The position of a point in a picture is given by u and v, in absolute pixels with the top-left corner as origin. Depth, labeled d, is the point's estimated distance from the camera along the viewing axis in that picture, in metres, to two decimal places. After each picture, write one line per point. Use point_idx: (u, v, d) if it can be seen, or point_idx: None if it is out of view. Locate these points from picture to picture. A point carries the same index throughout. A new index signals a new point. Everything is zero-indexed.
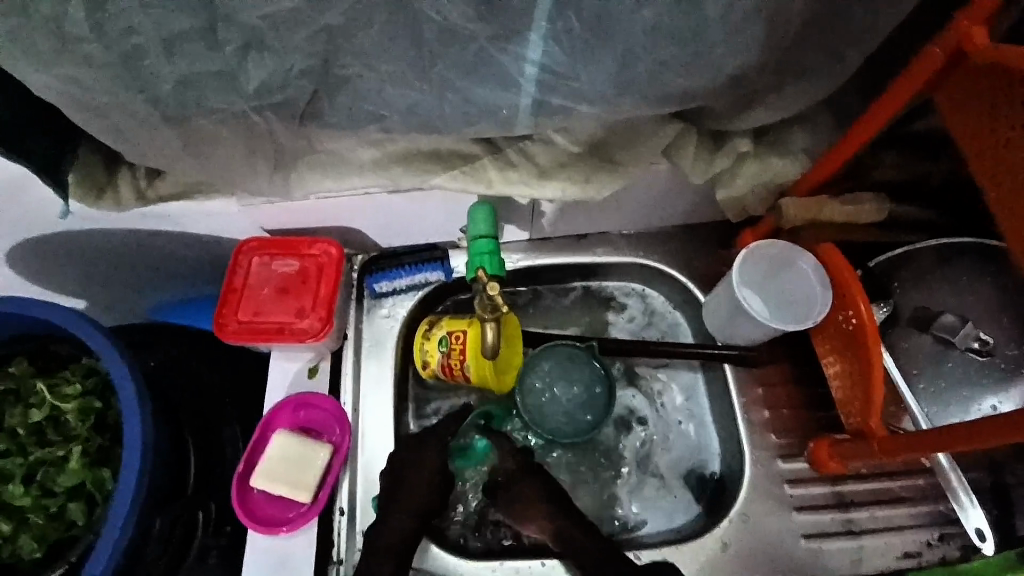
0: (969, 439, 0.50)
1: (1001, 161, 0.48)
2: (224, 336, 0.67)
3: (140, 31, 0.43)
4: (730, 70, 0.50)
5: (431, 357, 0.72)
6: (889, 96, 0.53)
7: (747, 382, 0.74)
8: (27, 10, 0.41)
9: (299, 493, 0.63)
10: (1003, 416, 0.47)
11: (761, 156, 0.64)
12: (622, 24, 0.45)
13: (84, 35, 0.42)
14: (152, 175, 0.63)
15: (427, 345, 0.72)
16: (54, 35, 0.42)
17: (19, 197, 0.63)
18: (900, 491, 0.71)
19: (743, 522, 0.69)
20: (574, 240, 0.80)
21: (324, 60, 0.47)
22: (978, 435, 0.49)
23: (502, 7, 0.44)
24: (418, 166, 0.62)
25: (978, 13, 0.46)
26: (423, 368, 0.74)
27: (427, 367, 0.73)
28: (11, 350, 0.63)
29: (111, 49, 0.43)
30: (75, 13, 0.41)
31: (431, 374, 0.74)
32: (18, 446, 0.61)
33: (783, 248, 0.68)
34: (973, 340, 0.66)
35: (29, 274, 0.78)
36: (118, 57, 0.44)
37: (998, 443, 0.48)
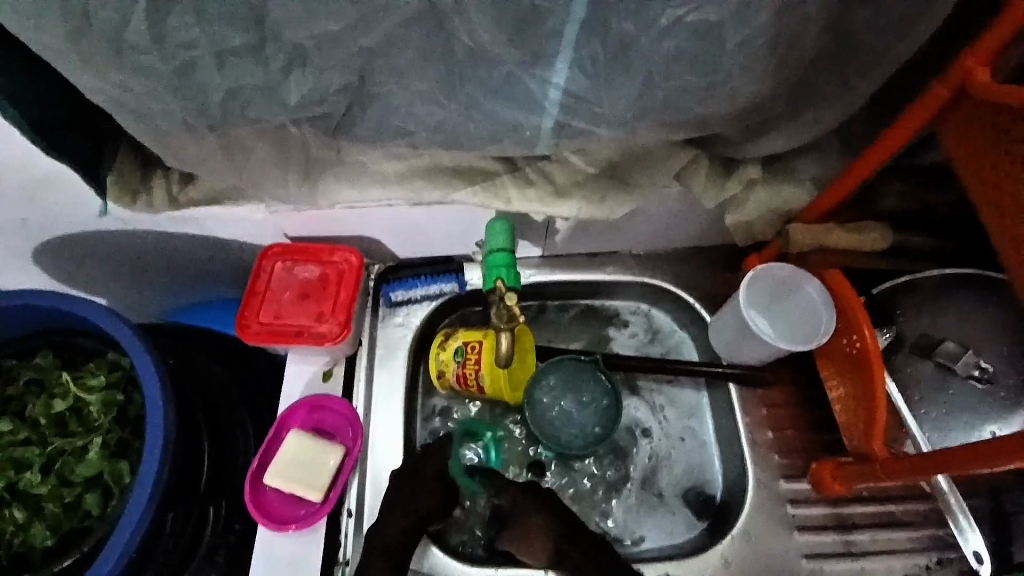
0: (968, 462, 0.52)
1: (1002, 193, 0.51)
2: (246, 338, 0.69)
3: (193, 44, 0.46)
4: (743, 99, 0.53)
5: (447, 367, 0.74)
6: (895, 130, 0.55)
7: (752, 403, 0.76)
8: (91, 21, 0.44)
9: (309, 492, 0.65)
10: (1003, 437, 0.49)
11: (769, 183, 0.67)
12: (644, 54, 0.48)
13: (140, 45, 0.45)
14: (184, 180, 0.66)
15: (443, 355, 0.75)
16: (113, 45, 0.45)
17: (57, 196, 0.65)
18: (902, 515, 0.71)
19: (745, 541, 0.70)
20: (585, 258, 0.82)
21: (361, 76, 0.50)
22: (977, 456, 0.51)
23: (532, 34, 0.47)
24: (439, 181, 0.65)
25: (983, 51, 0.48)
26: (437, 377, 0.76)
27: (442, 376, 0.75)
28: (35, 343, 0.64)
29: (164, 59, 0.46)
30: (134, 25, 0.44)
31: (445, 383, 0.76)
32: (39, 436, 0.63)
33: (788, 270, 0.70)
34: (973, 367, 0.68)
35: (57, 269, 0.80)
36: (170, 67, 0.47)
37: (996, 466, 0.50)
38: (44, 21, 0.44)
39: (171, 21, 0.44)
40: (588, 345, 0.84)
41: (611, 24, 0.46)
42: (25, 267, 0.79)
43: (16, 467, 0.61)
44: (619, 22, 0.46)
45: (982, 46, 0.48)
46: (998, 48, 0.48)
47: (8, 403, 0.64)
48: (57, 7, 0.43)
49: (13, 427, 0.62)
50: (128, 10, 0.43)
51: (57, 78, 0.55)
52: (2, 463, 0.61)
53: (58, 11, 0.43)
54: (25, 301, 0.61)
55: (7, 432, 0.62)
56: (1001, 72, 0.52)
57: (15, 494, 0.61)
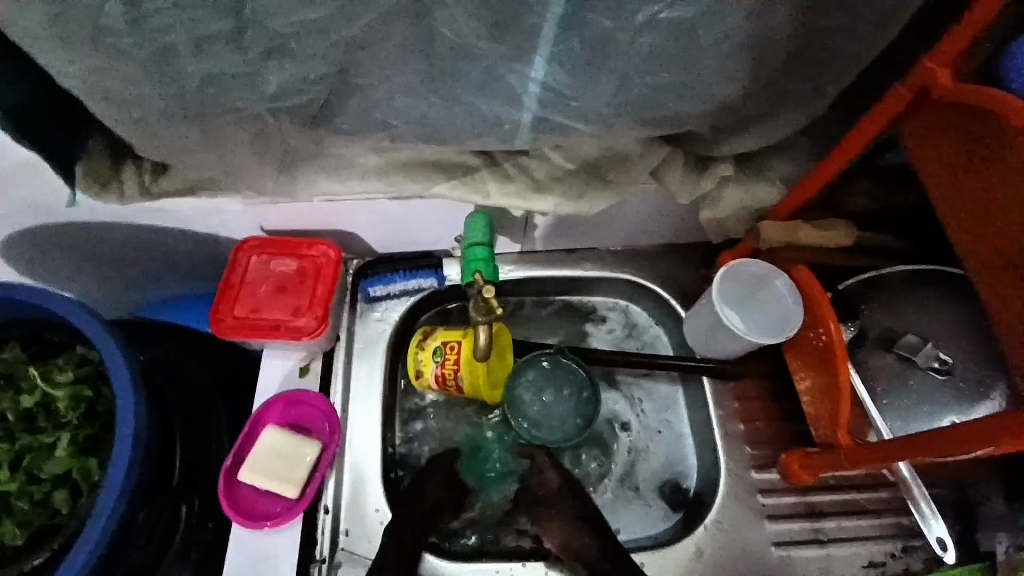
0: (940, 449, 0.53)
1: (959, 188, 0.53)
2: (220, 332, 0.67)
3: (169, 31, 0.45)
4: (716, 98, 0.55)
5: (426, 367, 0.75)
6: (863, 127, 0.57)
7: (724, 396, 0.78)
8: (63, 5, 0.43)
9: (286, 488, 0.64)
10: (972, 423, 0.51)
11: (741, 181, 0.69)
12: (620, 52, 0.49)
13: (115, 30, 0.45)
14: (157, 171, 0.65)
15: (421, 355, 0.75)
16: (86, 29, 0.45)
17: (24, 185, 0.63)
18: (867, 503, 0.74)
19: (718, 529, 0.72)
20: (564, 255, 0.83)
21: (341, 68, 0.50)
22: (948, 442, 0.53)
23: (512, 28, 0.47)
24: (419, 175, 0.66)
25: (943, 55, 0.51)
26: (416, 378, 0.76)
27: (421, 376, 0.75)
28: (2, 336, 0.62)
29: (140, 46, 0.46)
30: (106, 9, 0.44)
31: (425, 384, 0.76)
32: (7, 432, 0.61)
33: (762, 267, 0.72)
34: (933, 359, 0.70)
35: (24, 263, 0.78)
36: (145, 54, 0.46)
37: (964, 452, 0.52)
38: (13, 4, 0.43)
39: (145, 6, 0.43)
40: (565, 340, 0.85)
41: (589, 22, 0.47)
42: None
43: None
44: (597, 20, 0.47)
45: (942, 50, 0.51)
46: (958, 53, 0.50)
47: None
48: None
49: None
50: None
51: (26, 63, 0.54)
52: None
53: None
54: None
55: None
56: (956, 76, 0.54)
57: None
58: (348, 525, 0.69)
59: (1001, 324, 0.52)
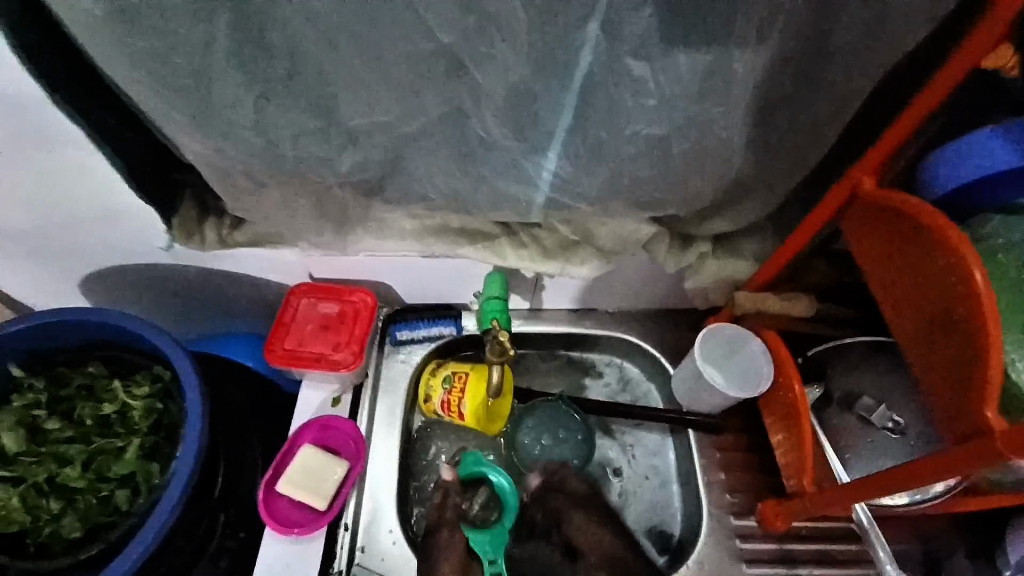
0: (901, 482, 0.61)
1: (885, 268, 0.62)
2: (270, 360, 0.79)
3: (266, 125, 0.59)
4: (690, 190, 0.68)
5: (435, 392, 0.85)
6: (814, 215, 0.70)
7: (706, 446, 0.86)
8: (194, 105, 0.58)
9: (316, 500, 0.73)
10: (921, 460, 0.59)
11: (719, 257, 0.82)
12: (614, 153, 0.63)
13: (227, 126, 0.57)
14: (234, 225, 0.80)
15: (432, 382, 0.86)
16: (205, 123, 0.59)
17: (128, 230, 0.77)
18: (836, 553, 0.80)
19: (699, 569, 0.78)
20: (567, 313, 0.96)
21: (398, 153, 0.64)
22: (904, 476, 0.60)
23: (531, 132, 0.61)
24: (449, 238, 0.80)
25: (870, 162, 0.62)
26: (425, 401, 0.86)
27: (429, 401, 0.86)
28: (87, 353, 0.73)
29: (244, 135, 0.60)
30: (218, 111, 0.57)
31: (432, 409, 0.86)
32: (82, 435, 0.70)
33: (738, 332, 0.83)
34: (886, 419, 0.78)
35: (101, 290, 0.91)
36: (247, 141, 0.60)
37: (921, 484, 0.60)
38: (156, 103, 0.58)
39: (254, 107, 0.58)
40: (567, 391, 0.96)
41: (590, 132, 0.61)
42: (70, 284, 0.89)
43: (58, 462, 0.68)
44: (597, 131, 0.61)
45: (867, 159, 0.63)
46: (882, 159, 0.61)
47: (59, 404, 0.71)
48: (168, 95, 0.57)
49: (61, 425, 0.69)
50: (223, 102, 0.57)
51: (151, 137, 0.69)
52: (47, 457, 0.67)
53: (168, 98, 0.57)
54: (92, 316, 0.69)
55: (55, 429, 0.69)
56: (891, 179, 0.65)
57: (52, 486, 0.67)
58: (364, 542, 0.77)
59: (925, 391, 0.58)
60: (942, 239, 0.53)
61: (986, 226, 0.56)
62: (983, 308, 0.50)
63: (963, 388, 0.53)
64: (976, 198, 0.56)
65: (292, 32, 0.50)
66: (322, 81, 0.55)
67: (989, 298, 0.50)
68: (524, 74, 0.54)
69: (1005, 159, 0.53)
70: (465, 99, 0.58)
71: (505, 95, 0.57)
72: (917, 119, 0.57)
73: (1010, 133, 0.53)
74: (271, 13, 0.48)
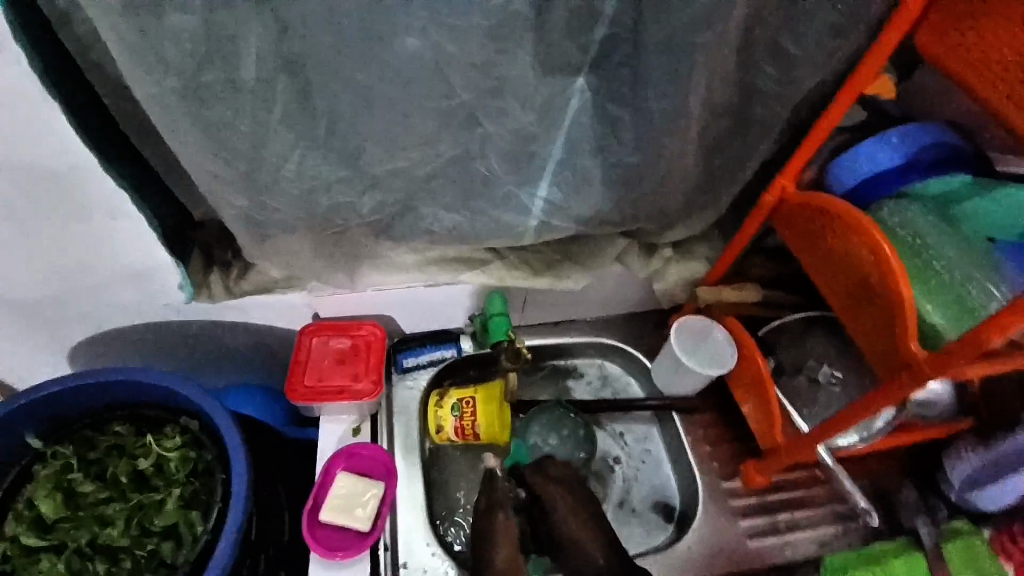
0: (859, 415, 0.74)
1: (813, 254, 0.78)
2: (294, 399, 0.84)
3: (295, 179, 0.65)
4: (656, 206, 0.82)
5: (445, 421, 0.90)
6: (752, 219, 0.85)
7: (690, 425, 0.99)
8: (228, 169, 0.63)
9: (360, 522, 0.76)
10: (871, 394, 0.71)
11: (680, 261, 0.97)
12: (596, 180, 0.75)
13: (268, 180, 0.64)
14: (241, 273, 0.84)
15: (441, 412, 0.90)
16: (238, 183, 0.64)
17: (143, 285, 0.80)
18: (810, 498, 0.94)
19: (703, 530, 0.90)
20: (551, 325, 1.07)
21: (413, 193, 0.73)
22: (860, 411, 0.73)
23: (527, 168, 0.72)
24: (448, 269, 0.89)
25: (789, 173, 0.78)
26: (437, 432, 0.91)
27: (441, 431, 0.90)
28: (109, 415, 0.75)
29: (274, 194, 0.66)
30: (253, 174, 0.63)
31: (444, 437, 0.91)
32: (120, 493, 0.73)
33: (703, 321, 0.97)
34: (830, 375, 0.94)
35: (94, 347, 0.90)
36: (276, 198, 0.66)
37: (875, 414, 0.72)
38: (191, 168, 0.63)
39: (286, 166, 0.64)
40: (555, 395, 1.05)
41: (576, 165, 0.73)
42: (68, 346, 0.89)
43: (100, 523, 0.71)
44: (582, 163, 0.73)
45: (786, 171, 0.79)
46: (798, 171, 0.78)
47: (90, 467, 0.74)
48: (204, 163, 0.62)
49: (98, 487, 0.73)
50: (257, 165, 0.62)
51: (169, 196, 0.74)
52: (90, 521, 0.71)
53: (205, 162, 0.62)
54: (101, 376, 0.71)
55: (94, 492, 0.73)
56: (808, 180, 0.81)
57: (97, 548, 0.70)
58: (406, 559, 0.82)
59: (864, 344, 0.73)
60: (853, 224, 0.68)
61: (883, 210, 0.71)
62: (892, 271, 0.65)
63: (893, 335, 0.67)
64: (870, 193, 0.72)
65: (336, 98, 0.59)
66: (357, 136, 0.63)
67: (896, 263, 0.65)
68: (528, 120, 0.66)
69: (883, 162, 0.71)
70: (474, 143, 0.68)
71: (510, 138, 0.68)
72: (820, 138, 0.73)
73: (884, 142, 0.71)
74: (320, 83, 0.57)
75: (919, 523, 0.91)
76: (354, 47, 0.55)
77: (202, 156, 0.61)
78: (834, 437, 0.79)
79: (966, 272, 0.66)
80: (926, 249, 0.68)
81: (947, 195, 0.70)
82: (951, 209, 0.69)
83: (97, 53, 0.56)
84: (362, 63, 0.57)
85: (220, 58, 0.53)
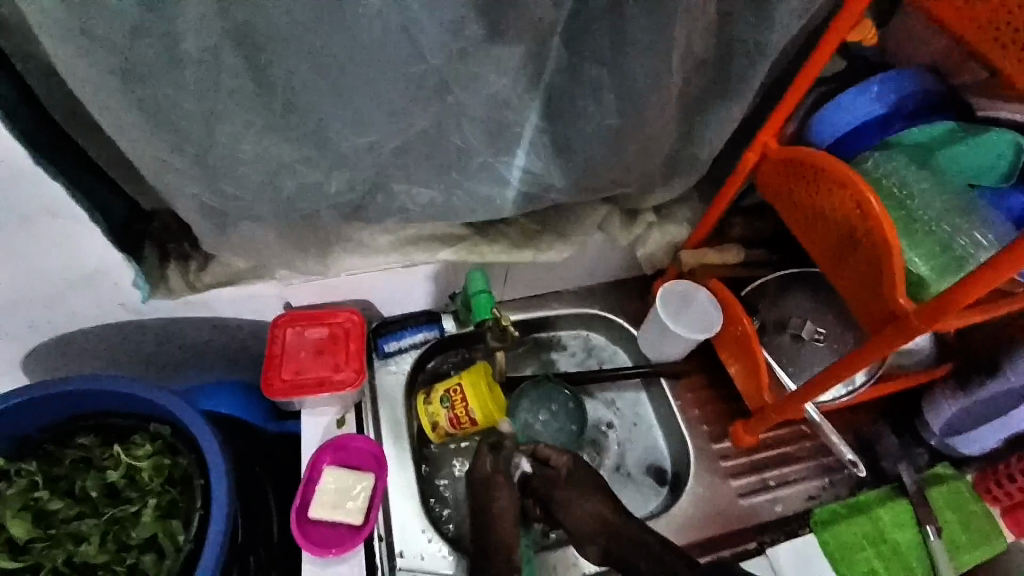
0: (847, 369, 0.74)
1: (795, 211, 0.76)
2: (271, 394, 0.79)
3: (252, 160, 0.59)
4: (638, 170, 0.79)
5: (438, 415, 0.87)
6: (733, 179, 0.83)
7: (679, 390, 1.00)
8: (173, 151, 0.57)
9: (353, 516, 0.74)
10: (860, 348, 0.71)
11: (661, 225, 0.96)
12: (574, 146, 0.71)
13: (223, 164, 0.59)
14: (201, 267, 0.78)
15: (431, 408, 0.87)
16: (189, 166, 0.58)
17: (93, 289, 0.75)
18: (798, 452, 0.96)
19: (697, 493, 0.91)
20: (534, 299, 1.04)
21: (382, 170, 0.68)
22: (849, 365, 0.73)
23: (503, 136, 0.68)
24: (425, 246, 0.85)
25: (771, 129, 0.76)
26: (433, 430, 0.88)
27: (437, 428, 0.87)
28: (72, 426, 0.70)
29: (232, 177, 0.60)
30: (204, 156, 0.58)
31: (440, 433, 0.88)
32: (92, 508, 0.68)
33: (685, 284, 0.95)
34: (815, 332, 0.94)
35: (43, 358, 0.85)
36: (233, 182, 0.61)
37: (862, 368, 0.73)
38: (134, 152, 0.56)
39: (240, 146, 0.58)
40: (538, 369, 1.02)
41: (554, 131, 0.69)
42: (21, 356, 0.83)
43: (75, 541, 0.66)
44: (560, 129, 0.69)
45: (766, 127, 0.76)
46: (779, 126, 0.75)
47: (57, 483, 0.69)
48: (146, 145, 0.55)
49: (67, 503, 0.68)
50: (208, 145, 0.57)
51: (114, 186, 0.68)
52: (63, 539, 0.66)
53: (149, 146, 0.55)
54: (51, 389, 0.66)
55: (62, 508, 0.67)
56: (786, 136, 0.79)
57: (73, 568, 0.65)
58: (403, 548, 0.80)
59: (849, 302, 0.72)
60: (840, 178, 0.67)
61: (868, 162, 0.68)
62: (882, 225, 0.64)
63: (880, 290, 0.67)
64: (852, 143, 0.71)
65: (294, 68, 0.53)
66: (321, 111, 0.58)
67: (885, 217, 0.64)
68: (503, 86, 0.62)
69: (865, 111, 0.69)
70: (447, 113, 0.64)
71: (486, 106, 0.63)
72: (805, 87, 0.70)
73: (864, 92, 0.69)
74: (275, 52, 0.52)
75: (903, 470, 0.94)
76: (312, 11, 0.50)
77: (144, 139, 0.55)
78: (822, 393, 0.80)
79: (950, 220, 0.66)
80: (911, 200, 0.66)
81: (927, 142, 0.67)
82: (930, 158, 0.67)
83: (13, 28, 0.50)
84: (321, 28, 0.51)
85: (157, 28, 0.47)
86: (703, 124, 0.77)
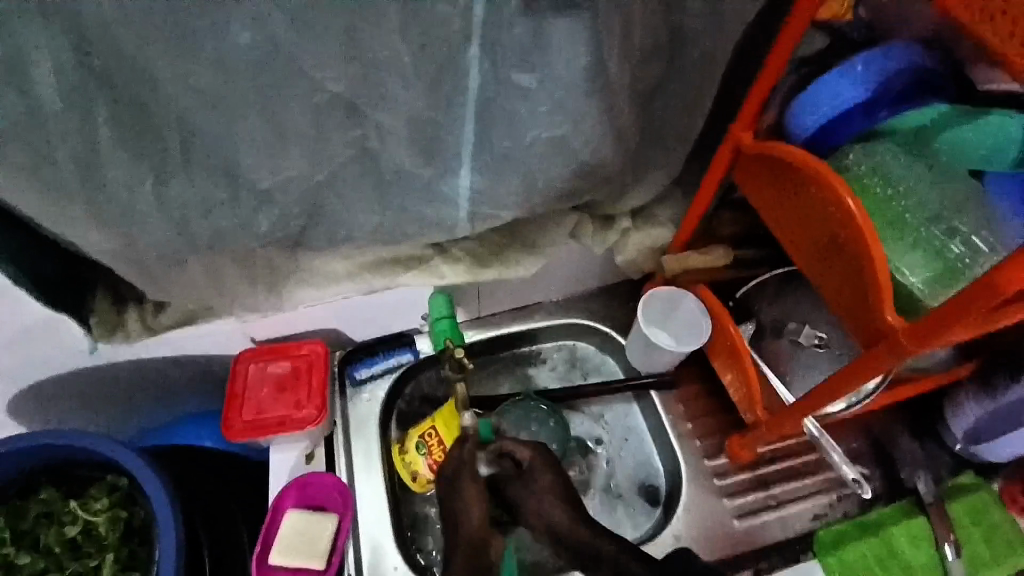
0: (843, 387, 0.66)
1: (775, 213, 0.68)
2: (231, 437, 0.78)
3: (162, 206, 0.56)
4: (601, 177, 0.71)
5: (417, 465, 0.84)
6: (709, 178, 0.75)
7: (671, 402, 0.93)
8: (72, 203, 0.53)
9: (313, 560, 0.72)
10: (853, 362, 0.63)
11: (641, 229, 0.86)
12: (523, 159, 0.64)
13: (128, 211, 0.55)
14: (157, 309, 0.74)
15: (409, 459, 0.84)
16: (94, 217, 0.55)
17: (45, 342, 0.72)
18: (801, 466, 0.89)
19: (689, 515, 0.85)
20: (514, 311, 0.98)
21: (313, 204, 0.62)
22: (843, 382, 0.65)
23: (438, 155, 0.61)
24: (383, 271, 0.77)
25: (743, 121, 0.67)
26: (415, 480, 0.84)
27: (418, 477, 0.84)
28: (36, 480, 0.70)
29: (148, 225, 0.57)
30: (109, 207, 0.54)
31: (423, 482, 0.84)
32: (55, 562, 0.69)
33: (669, 292, 0.89)
34: (813, 336, 0.86)
35: (23, 414, 0.83)
36: (144, 228, 0.57)
37: (857, 385, 0.65)
38: (34, 208, 0.53)
39: (144, 193, 0.55)
40: (513, 386, 0.98)
41: (495, 145, 0.62)
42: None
43: None
44: (500, 142, 0.62)
45: (739, 119, 0.68)
46: (752, 118, 0.67)
47: (20, 538, 0.70)
48: (44, 201, 0.52)
49: (30, 558, 0.69)
50: (105, 193, 0.53)
51: (52, 244, 0.63)
52: None
53: (44, 198, 0.52)
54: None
55: (26, 565, 0.68)
56: (765, 127, 0.70)
57: None
58: None
59: (836, 310, 0.64)
60: (816, 177, 0.59)
61: (849, 156, 0.63)
62: (862, 230, 0.56)
63: (865, 300, 0.59)
64: (832, 134, 0.62)
65: (179, 107, 0.50)
66: (225, 150, 0.54)
67: (864, 221, 0.56)
68: (419, 105, 0.56)
69: (848, 97, 0.60)
70: (369, 135, 0.58)
71: (408, 128, 0.58)
72: (778, 70, 0.61)
73: (846, 74, 0.60)
74: (156, 101, 0.49)
75: (920, 480, 0.86)
76: (182, 50, 0.46)
77: (33, 193, 0.51)
78: (822, 408, 0.72)
79: (944, 221, 0.61)
80: (898, 197, 0.62)
81: (924, 128, 0.61)
82: (928, 145, 0.61)
83: None
84: (192, 65, 0.47)
85: (18, 94, 0.44)
86: (661, 118, 0.70)
